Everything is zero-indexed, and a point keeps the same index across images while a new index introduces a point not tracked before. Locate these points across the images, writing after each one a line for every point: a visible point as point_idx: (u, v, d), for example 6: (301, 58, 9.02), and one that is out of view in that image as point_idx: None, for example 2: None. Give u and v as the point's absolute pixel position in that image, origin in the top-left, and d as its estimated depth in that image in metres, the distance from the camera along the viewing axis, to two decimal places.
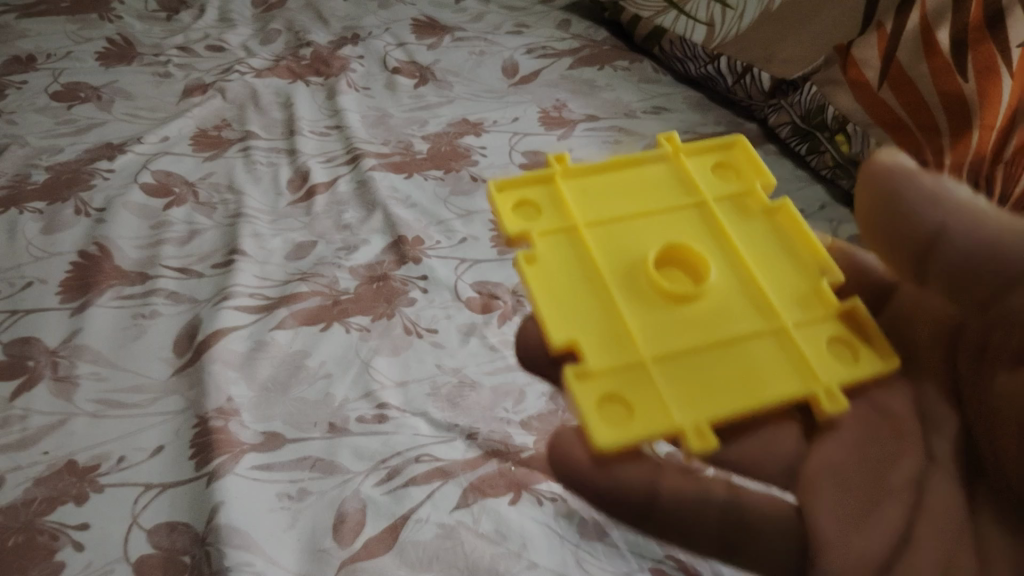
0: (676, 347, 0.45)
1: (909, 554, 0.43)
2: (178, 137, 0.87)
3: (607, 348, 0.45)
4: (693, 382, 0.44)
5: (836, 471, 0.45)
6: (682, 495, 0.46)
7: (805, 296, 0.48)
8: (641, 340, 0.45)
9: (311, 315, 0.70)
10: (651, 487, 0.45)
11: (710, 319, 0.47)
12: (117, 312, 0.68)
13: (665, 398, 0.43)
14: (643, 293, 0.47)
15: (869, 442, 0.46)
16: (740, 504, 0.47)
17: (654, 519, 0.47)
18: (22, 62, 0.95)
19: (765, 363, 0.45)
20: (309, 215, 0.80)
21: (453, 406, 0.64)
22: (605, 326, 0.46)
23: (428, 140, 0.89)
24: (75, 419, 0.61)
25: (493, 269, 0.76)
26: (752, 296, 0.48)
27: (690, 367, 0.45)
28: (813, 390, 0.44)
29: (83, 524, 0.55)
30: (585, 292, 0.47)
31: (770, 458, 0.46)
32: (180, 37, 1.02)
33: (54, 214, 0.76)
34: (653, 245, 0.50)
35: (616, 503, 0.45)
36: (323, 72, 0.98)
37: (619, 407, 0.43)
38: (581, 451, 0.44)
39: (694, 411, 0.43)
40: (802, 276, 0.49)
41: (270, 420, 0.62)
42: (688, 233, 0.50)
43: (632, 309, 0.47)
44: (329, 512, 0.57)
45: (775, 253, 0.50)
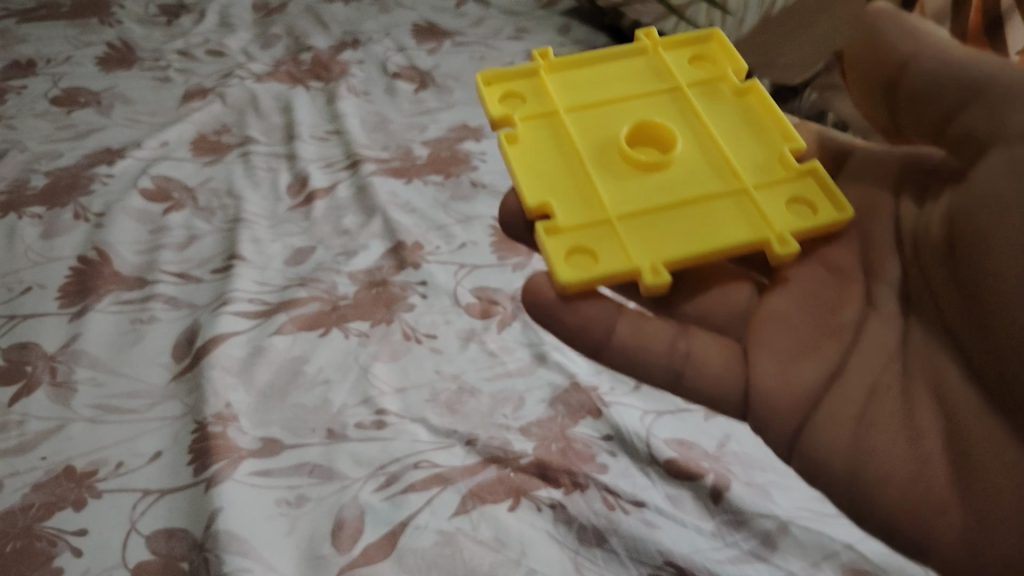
0: (642, 205, 0.50)
1: (841, 385, 0.47)
2: (178, 142, 0.87)
3: (579, 206, 0.50)
4: (653, 230, 0.49)
5: (783, 316, 0.49)
6: (638, 336, 0.49)
7: (762, 163, 0.52)
8: (609, 200, 0.50)
9: (310, 321, 0.70)
10: (611, 324, 0.48)
11: (675, 182, 0.51)
12: (116, 317, 0.68)
13: (627, 245, 0.48)
14: (613, 163, 0.52)
15: (815, 293, 0.50)
16: (692, 345, 0.50)
17: (610, 358, 0.50)
18: (22, 67, 0.95)
19: (724, 215, 0.50)
20: (309, 220, 0.80)
21: (452, 412, 0.64)
22: (574, 189, 0.51)
23: (428, 145, 0.89)
24: (73, 424, 0.61)
25: (493, 274, 0.76)
26: (714, 161, 0.52)
27: (654, 221, 0.49)
28: (765, 236, 0.48)
29: (81, 530, 0.55)
30: (560, 163, 0.52)
31: (723, 306, 0.51)
32: (180, 42, 1.02)
33: (54, 219, 0.76)
34: (626, 124, 0.54)
35: (577, 338, 0.49)
36: (324, 77, 0.98)
37: (585, 255, 0.48)
38: (549, 287, 0.48)
39: (648, 253, 0.48)
40: (762, 145, 0.53)
41: (269, 426, 0.62)
42: (660, 115, 0.55)
43: (602, 175, 0.51)
44: (327, 518, 0.57)
45: (740, 129, 0.54)
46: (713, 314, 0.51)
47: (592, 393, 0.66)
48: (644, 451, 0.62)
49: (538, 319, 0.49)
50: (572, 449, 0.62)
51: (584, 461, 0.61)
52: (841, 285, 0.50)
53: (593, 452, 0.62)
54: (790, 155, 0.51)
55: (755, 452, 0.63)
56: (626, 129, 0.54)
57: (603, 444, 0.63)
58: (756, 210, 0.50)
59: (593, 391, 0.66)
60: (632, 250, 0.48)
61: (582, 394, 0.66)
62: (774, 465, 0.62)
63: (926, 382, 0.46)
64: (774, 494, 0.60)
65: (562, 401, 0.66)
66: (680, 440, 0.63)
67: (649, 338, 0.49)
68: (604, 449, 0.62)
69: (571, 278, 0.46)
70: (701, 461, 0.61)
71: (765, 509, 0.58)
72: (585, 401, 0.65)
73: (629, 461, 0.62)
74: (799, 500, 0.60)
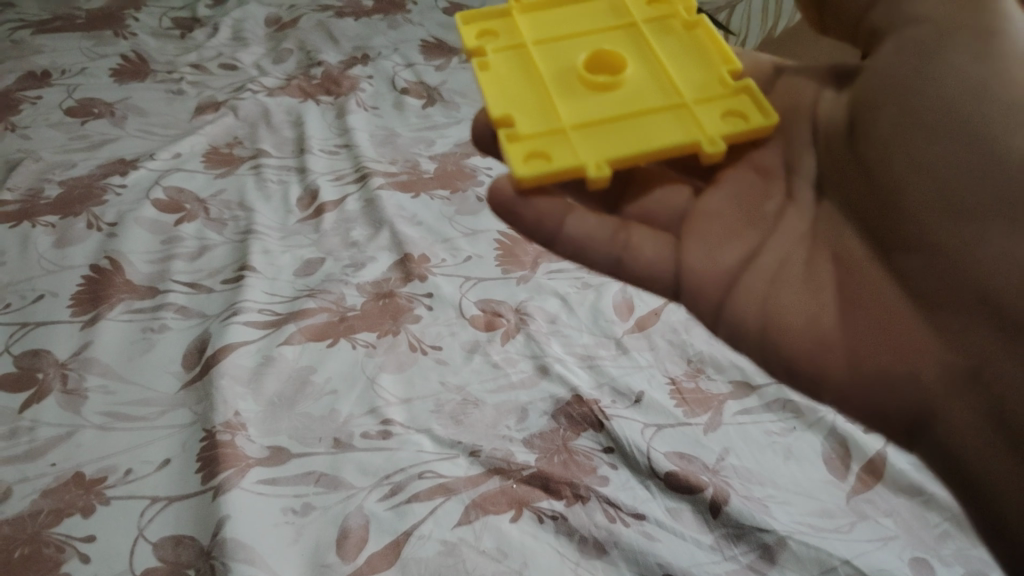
0: (594, 116, 0.51)
1: (759, 266, 0.48)
2: (190, 154, 0.89)
3: (537, 119, 0.51)
4: (607, 136, 0.50)
5: (714, 212, 0.50)
6: (584, 231, 0.50)
7: (704, 83, 0.53)
8: (563, 114, 0.51)
9: (318, 331, 0.71)
10: (560, 219, 0.50)
11: (625, 100, 0.52)
12: (127, 326, 0.70)
13: (578, 151, 0.49)
14: (570, 84, 0.53)
15: (744, 189, 0.51)
16: (629, 239, 0.50)
17: (557, 252, 0.51)
18: (37, 78, 0.97)
19: (666, 127, 0.51)
20: (318, 232, 0.82)
21: (456, 423, 0.65)
22: (534, 104, 0.52)
23: (435, 160, 0.92)
24: (83, 431, 0.61)
25: (498, 287, 0.77)
26: (664, 82, 0.53)
27: (604, 132, 0.50)
28: (699, 142, 0.50)
29: (89, 537, 0.55)
30: (524, 87, 0.53)
31: (662, 207, 0.51)
32: (194, 55, 1.06)
33: (67, 228, 0.78)
34: (584, 52, 0.55)
35: (527, 231, 0.50)
36: (333, 92, 1.01)
37: (541, 160, 0.49)
38: (507, 182, 0.49)
39: (600, 153, 0.49)
40: (704, 66, 0.54)
41: (276, 434, 0.63)
42: (617, 46, 0.56)
43: (558, 93, 0.53)
44: (332, 528, 0.57)
45: (687, 57, 0.55)
46: (655, 211, 0.51)
47: (594, 406, 0.67)
48: (644, 464, 0.63)
49: (498, 217, 0.51)
50: (574, 462, 0.63)
51: (586, 474, 0.62)
52: (768, 182, 0.51)
53: (594, 465, 0.63)
54: (728, 75, 0.52)
55: (754, 467, 0.64)
56: (582, 57, 0.55)
57: (604, 457, 0.64)
58: (698, 119, 0.51)
59: (595, 404, 0.67)
60: (585, 151, 0.49)
61: (585, 407, 0.67)
62: (773, 480, 0.63)
63: (838, 260, 0.47)
64: (773, 509, 0.61)
65: (565, 413, 0.67)
66: (680, 453, 0.64)
67: (590, 228, 0.50)
68: (606, 462, 0.63)
69: (526, 171, 0.48)
70: (701, 475, 0.62)
71: (764, 523, 0.59)
72: (587, 415, 0.66)
73: (630, 474, 0.63)
74: (797, 515, 0.61)
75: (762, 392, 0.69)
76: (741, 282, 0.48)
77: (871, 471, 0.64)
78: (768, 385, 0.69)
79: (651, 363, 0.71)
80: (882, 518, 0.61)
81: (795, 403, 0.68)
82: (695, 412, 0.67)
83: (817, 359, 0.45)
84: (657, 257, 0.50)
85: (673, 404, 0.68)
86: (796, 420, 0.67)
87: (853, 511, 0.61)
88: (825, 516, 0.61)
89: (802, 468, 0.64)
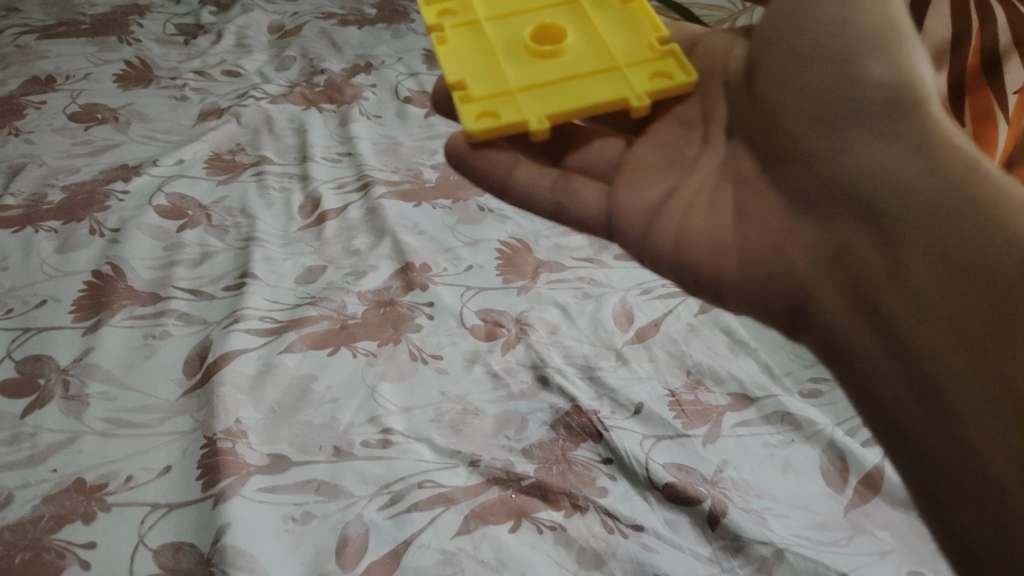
0: (539, 79, 0.54)
1: (674, 198, 0.50)
2: (193, 160, 0.90)
3: (488, 84, 0.55)
4: (549, 96, 0.53)
5: (639, 157, 0.53)
6: (527, 179, 0.54)
7: (637, 48, 0.56)
8: (512, 78, 0.54)
9: (320, 339, 0.71)
10: (506, 170, 0.54)
11: (567, 65, 0.55)
12: (129, 332, 0.70)
13: (523, 110, 0.52)
14: (518, 53, 0.56)
15: (669, 136, 0.54)
16: (566, 184, 0.54)
17: (508, 198, 0.56)
18: (41, 82, 0.97)
19: (603, 87, 0.54)
20: (320, 240, 0.82)
21: (456, 433, 0.66)
22: (485, 72, 0.55)
23: (437, 169, 0.93)
24: (84, 437, 0.61)
25: (499, 296, 0.78)
26: (599, 48, 0.56)
27: (547, 93, 0.54)
28: (628, 97, 0.52)
29: (89, 543, 0.55)
30: (479, 57, 0.57)
31: (598, 156, 0.55)
32: (197, 61, 1.07)
33: (70, 234, 0.78)
34: (531, 25, 0.58)
35: (478, 179, 0.55)
36: (336, 100, 1.03)
37: (491, 118, 0.53)
38: (459, 135, 0.54)
39: (545, 109, 0.52)
40: (637, 34, 0.57)
41: (277, 442, 0.63)
42: (561, 19, 0.59)
43: (508, 61, 0.56)
44: (331, 536, 0.57)
45: (623, 27, 0.57)
46: (592, 160, 0.55)
47: (593, 417, 0.67)
48: (643, 475, 0.63)
49: (457, 169, 0.56)
50: (573, 472, 0.63)
51: (585, 485, 0.63)
52: (690, 130, 0.53)
53: (593, 475, 0.63)
54: (657, 40, 0.55)
55: (752, 479, 0.64)
56: (524, 31, 0.57)
57: (603, 468, 0.64)
58: (628, 77, 0.54)
59: (595, 415, 0.67)
60: (529, 108, 0.52)
61: (584, 418, 0.67)
62: (771, 493, 0.63)
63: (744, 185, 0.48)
64: (770, 521, 0.61)
65: (564, 424, 0.67)
66: (678, 465, 0.64)
67: (533, 176, 0.54)
68: (604, 473, 0.64)
69: (478, 127, 0.52)
70: (699, 487, 0.63)
71: (761, 535, 0.59)
72: (587, 425, 0.67)
73: (628, 485, 0.63)
74: (794, 527, 0.61)
75: (760, 404, 0.69)
76: (655, 208, 0.50)
77: (869, 484, 0.64)
78: (766, 397, 0.70)
79: (651, 375, 0.72)
80: (880, 532, 0.62)
81: (793, 416, 0.68)
82: (694, 423, 0.68)
83: (714, 268, 0.46)
84: (589, 198, 0.53)
85: (671, 415, 0.68)
86: (795, 433, 0.67)
87: (850, 524, 0.62)
88: (823, 529, 0.61)
89: (800, 480, 0.64)
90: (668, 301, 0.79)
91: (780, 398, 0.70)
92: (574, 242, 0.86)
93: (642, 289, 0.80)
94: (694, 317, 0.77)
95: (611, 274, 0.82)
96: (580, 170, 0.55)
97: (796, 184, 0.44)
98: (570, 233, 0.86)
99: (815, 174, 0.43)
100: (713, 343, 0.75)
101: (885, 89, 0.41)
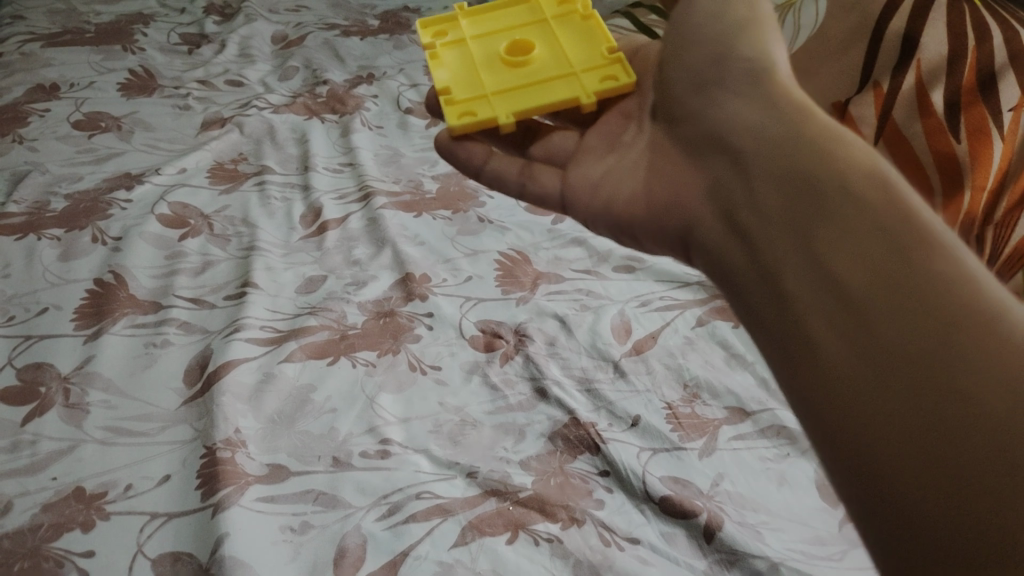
0: (510, 84, 0.57)
1: (609, 172, 0.51)
2: (195, 169, 0.91)
3: (467, 90, 0.57)
4: (519, 99, 0.56)
5: (586, 143, 0.55)
6: (493, 168, 0.57)
7: (595, 52, 0.58)
8: (487, 84, 0.57)
9: (319, 349, 0.72)
10: (481, 162, 0.57)
11: (534, 71, 0.58)
12: (130, 340, 0.70)
13: (496, 111, 0.55)
14: (492, 63, 0.59)
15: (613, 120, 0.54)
16: (529, 170, 0.56)
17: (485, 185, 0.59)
18: (46, 91, 0.99)
19: (565, 88, 0.56)
20: (321, 250, 0.83)
21: (454, 444, 0.66)
22: (464, 78, 0.58)
23: (437, 180, 0.94)
24: (84, 445, 0.62)
25: (498, 308, 0.79)
26: (561, 54, 0.58)
27: (517, 96, 0.56)
28: (583, 97, 0.54)
29: (88, 551, 0.55)
30: (458, 67, 0.59)
31: (556, 147, 0.57)
32: (200, 71, 1.08)
33: (72, 242, 0.79)
34: (504, 37, 0.61)
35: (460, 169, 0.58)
36: (339, 110, 1.04)
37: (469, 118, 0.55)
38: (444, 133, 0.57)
39: (512, 107, 0.55)
40: (594, 41, 0.59)
41: (275, 452, 0.64)
42: (529, 30, 0.61)
43: (484, 71, 0.58)
44: (329, 546, 0.58)
45: (583, 34, 0.60)
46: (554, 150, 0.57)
47: (591, 429, 0.68)
48: (640, 487, 0.63)
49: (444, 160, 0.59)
50: (570, 485, 0.64)
51: (582, 497, 0.63)
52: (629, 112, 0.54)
53: (590, 488, 0.64)
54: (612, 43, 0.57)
55: (748, 492, 0.64)
56: (497, 46, 0.60)
57: (600, 480, 0.64)
58: (584, 78, 0.56)
59: (592, 427, 0.68)
60: (501, 110, 0.55)
61: (582, 430, 0.68)
62: (767, 507, 0.64)
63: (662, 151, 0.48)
64: (766, 535, 0.61)
65: (562, 436, 0.67)
66: (674, 478, 0.65)
67: (503, 167, 0.57)
68: (601, 485, 0.64)
69: (454, 121, 0.55)
70: (696, 500, 0.63)
71: (757, 549, 0.60)
72: (584, 438, 0.67)
73: (625, 497, 0.63)
74: (790, 541, 0.61)
75: (757, 417, 0.70)
76: (589, 177, 0.52)
77: None
78: (763, 411, 0.70)
79: (648, 388, 0.72)
80: None
81: (789, 430, 0.68)
82: (690, 436, 0.68)
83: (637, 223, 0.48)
84: (547, 180, 0.55)
85: (668, 429, 0.68)
86: (790, 447, 0.68)
87: (845, 539, 0.62)
88: (818, 543, 0.61)
89: (795, 494, 0.65)
90: (666, 314, 0.79)
91: (777, 411, 0.70)
92: (573, 253, 0.86)
93: (640, 301, 0.81)
94: (691, 330, 0.78)
95: (610, 286, 0.82)
96: (542, 157, 0.57)
97: (684, 141, 0.47)
98: (570, 245, 0.87)
99: (695, 132, 0.46)
100: (710, 357, 0.75)
101: (747, 59, 0.45)
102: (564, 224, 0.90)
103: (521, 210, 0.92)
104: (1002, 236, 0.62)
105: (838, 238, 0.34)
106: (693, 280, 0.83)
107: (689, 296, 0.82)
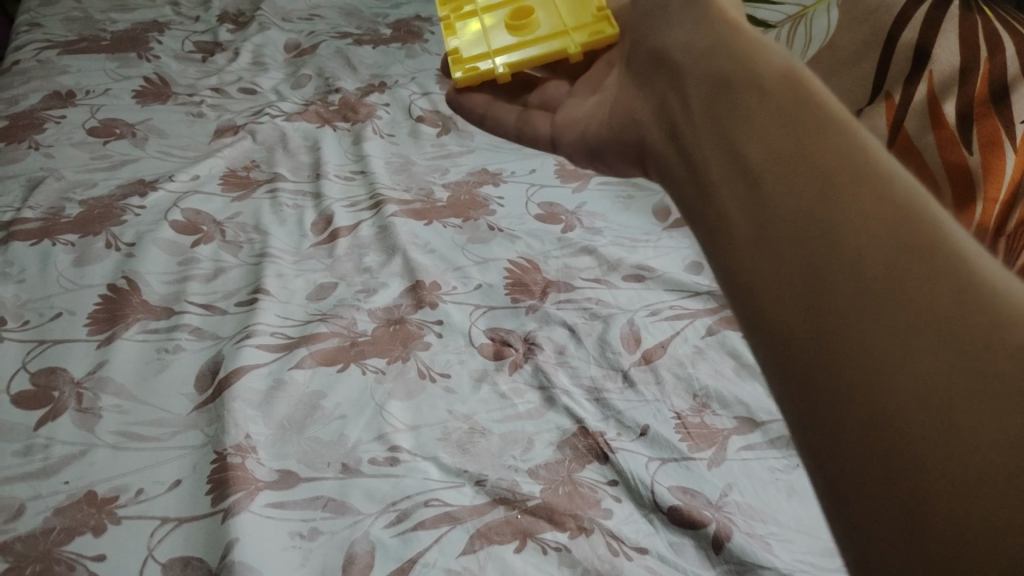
0: (513, 43, 0.59)
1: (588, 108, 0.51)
2: (208, 176, 0.92)
3: (474, 50, 0.60)
4: (521, 53, 0.58)
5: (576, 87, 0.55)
6: (494, 115, 0.59)
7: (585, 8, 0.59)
8: (491, 45, 0.60)
9: (329, 356, 0.72)
10: (484, 111, 0.59)
11: (533, 30, 0.60)
12: (142, 346, 0.71)
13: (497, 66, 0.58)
14: (498, 27, 0.62)
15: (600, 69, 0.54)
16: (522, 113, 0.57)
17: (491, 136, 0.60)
18: (62, 98, 1.00)
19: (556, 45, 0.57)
20: (332, 257, 0.83)
21: (463, 452, 0.66)
22: (472, 39, 0.61)
23: (448, 188, 0.95)
24: (96, 450, 0.62)
25: (507, 316, 0.79)
26: (557, 16, 0.60)
27: (516, 53, 0.58)
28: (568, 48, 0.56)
29: (99, 556, 0.56)
30: (466, 31, 0.62)
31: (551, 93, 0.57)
32: (214, 79, 1.09)
33: (86, 248, 0.79)
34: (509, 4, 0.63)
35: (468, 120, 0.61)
36: (350, 118, 1.05)
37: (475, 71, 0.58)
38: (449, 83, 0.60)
39: (513, 60, 0.58)
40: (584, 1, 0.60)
41: (285, 458, 0.64)
42: None
43: (490, 32, 0.61)
44: (338, 553, 0.58)
45: None
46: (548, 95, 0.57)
47: (599, 439, 0.68)
48: (648, 497, 0.63)
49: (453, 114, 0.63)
50: (578, 494, 0.64)
51: (590, 507, 0.63)
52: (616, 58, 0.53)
53: (599, 497, 0.64)
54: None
55: (756, 503, 0.64)
56: (503, 13, 0.63)
57: (608, 490, 0.64)
58: (577, 32, 0.57)
59: (601, 437, 0.68)
60: (503, 64, 0.58)
61: (591, 439, 0.68)
62: (776, 518, 0.63)
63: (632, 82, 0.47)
64: (775, 547, 0.61)
65: (570, 445, 0.67)
66: (683, 488, 0.65)
67: (502, 116, 0.58)
68: (610, 495, 0.64)
69: (459, 76, 0.58)
70: (704, 510, 0.63)
71: (765, 560, 0.59)
72: (592, 447, 0.67)
73: (634, 507, 0.63)
74: (799, 553, 0.61)
75: (767, 427, 0.70)
76: (570, 116, 0.52)
77: None
78: (773, 421, 0.70)
79: (658, 398, 0.72)
80: None
81: None
82: (699, 446, 0.68)
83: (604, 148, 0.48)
84: (539, 124, 0.55)
85: (677, 439, 0.68)
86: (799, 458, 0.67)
87: None
88: (828, 555, 0.61)
89: (804, 506, 0.64)
90: (675, 323, 0.79)
91: None
92: (583, 262, 0.86)
93: (649, 310, 0.81)
94: (701, 339, 0.78)
95: (619, 295, 0.82)
96: (536, 104, 0.57)
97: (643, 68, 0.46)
98: (580, 254, 0.87)
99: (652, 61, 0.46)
100: (720, 366, 0.75)
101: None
102: (574, 232, 0.90)
103: (531, 218, 0.92)
104: (1014, 248, 0.60)
105: (756, 138, 0.33)
106: (703, 290, 0.83)
107: (699, 305, 0.82)
